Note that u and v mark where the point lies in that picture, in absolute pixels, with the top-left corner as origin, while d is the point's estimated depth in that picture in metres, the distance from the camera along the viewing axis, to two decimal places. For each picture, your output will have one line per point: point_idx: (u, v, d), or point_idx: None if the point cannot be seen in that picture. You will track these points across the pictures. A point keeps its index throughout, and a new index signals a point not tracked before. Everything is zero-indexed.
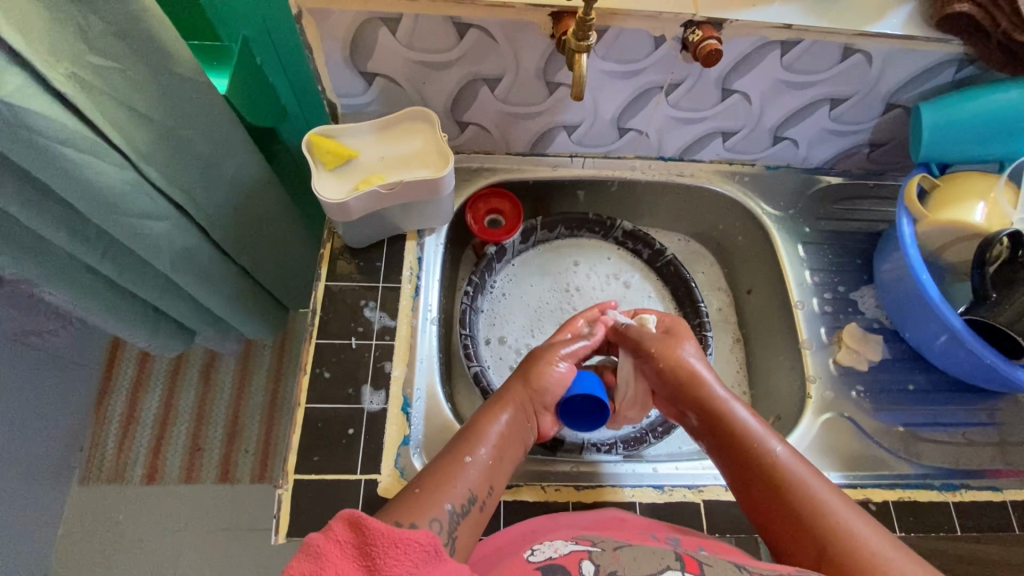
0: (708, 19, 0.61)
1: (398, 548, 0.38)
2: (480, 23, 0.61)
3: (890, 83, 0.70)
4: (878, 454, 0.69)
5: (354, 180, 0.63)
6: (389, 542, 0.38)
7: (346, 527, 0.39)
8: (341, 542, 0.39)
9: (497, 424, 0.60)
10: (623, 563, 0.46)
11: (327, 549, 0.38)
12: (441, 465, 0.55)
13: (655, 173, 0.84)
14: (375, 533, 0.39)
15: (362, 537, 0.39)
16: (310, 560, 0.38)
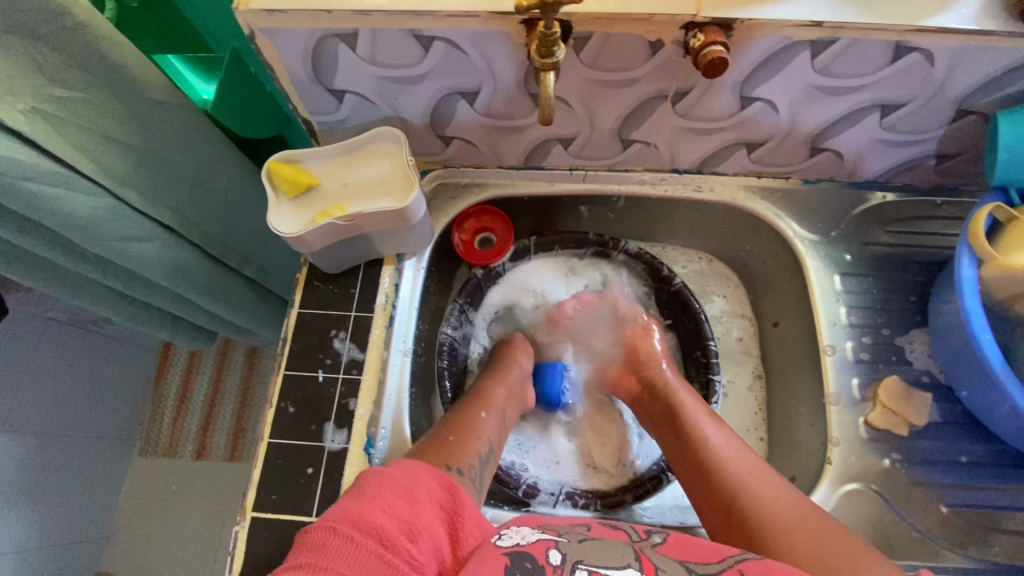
0: (713, 19, 0.50)
1: (475, 529, 0.50)
2: (444, 35, 0.54)
3: (961, 85, 0.56)
4: (911, 537, 0.57)
5: (314, 211, 0.59)
6: (473, 520, 0.50)
7: (443, 486, 0.50)
8: (432, 494, 0.49)
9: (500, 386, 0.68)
10: (588, 552, 0.46)
11: (422, 496, 0.48)
12: (459, 415, 0.63)
13: (668, 188, 0.74)
14: (463, 506, 0.50)
15: (451, 501, 0.50)
16: (407, 500, 0.47)
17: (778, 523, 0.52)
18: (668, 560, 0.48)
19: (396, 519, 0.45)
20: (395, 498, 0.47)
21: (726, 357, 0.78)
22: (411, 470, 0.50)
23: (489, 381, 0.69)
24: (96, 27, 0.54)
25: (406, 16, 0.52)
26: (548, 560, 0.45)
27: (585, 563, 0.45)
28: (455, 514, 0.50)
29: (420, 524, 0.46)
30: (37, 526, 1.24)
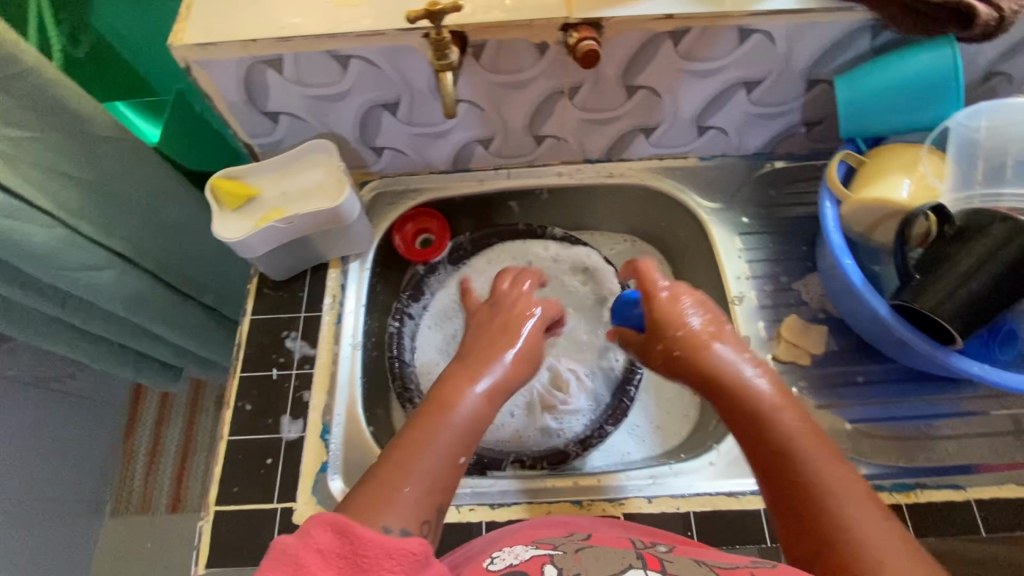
0: (584, 20, 0.60)
1: (391, 561, 0.37)
2: (359, 53, 0.62)
3: (803, 58, 0.66)
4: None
5: (256, 218, 0.65)
6: (382, 552, 0.37)
7: (330, 531, 0.38)
8: (321, 549, 0.37)
9: (473, 388, 0.56)
10: (585, 564, 0.43)
11: (307, 560, 0.37)
12: (395, 452, 0.50)
13: (583, 177, 0.82)
14: (364, 543, 0.37)
15: (348, 544, 0.38)
16: (290, 571, 0.36)
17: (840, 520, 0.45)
18: (680, 559, 0.46)
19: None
20: (273, 564, 0.37)
21: None
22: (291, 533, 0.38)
23: (434, 419, 0.53)
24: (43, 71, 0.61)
25: (323, 38, 0.60)
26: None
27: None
28: (354, 558, 0.37)
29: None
30: None
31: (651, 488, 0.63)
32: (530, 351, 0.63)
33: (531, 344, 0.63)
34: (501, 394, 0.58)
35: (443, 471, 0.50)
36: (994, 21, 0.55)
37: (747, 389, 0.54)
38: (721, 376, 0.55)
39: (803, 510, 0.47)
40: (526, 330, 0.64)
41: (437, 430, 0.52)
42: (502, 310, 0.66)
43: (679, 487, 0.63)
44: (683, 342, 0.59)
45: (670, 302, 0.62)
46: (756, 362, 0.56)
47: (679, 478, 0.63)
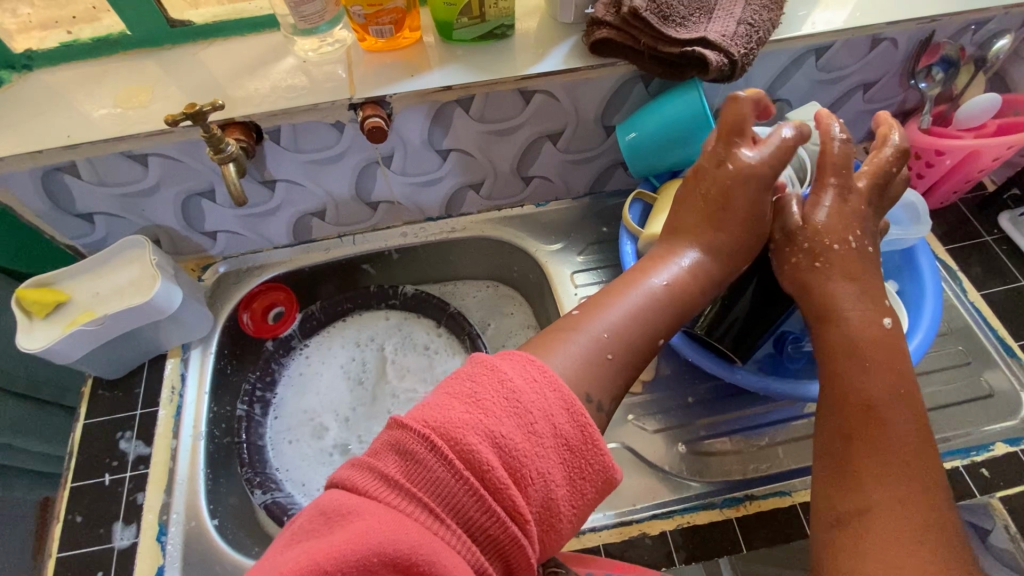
0: (368, 99, 0.63)
1: (577, 421, 0.40)
2: (155, 150, 0.63)
3: (590, 109, 0.71)
4: (661, 479, 0.65)
5: (65, 323, 0.64)
6: (598, 464, 0.41)
7: (564, 409, 0.40)
8: (557, 425, 0.40)
9: (659, 282, 0.54)
10: None
11: (539, 415, 0.40)
12: (604, 299, 0.53)
13: (428, 234, 0.85)
14: (560, 420, 0.40)
15: (579, 440, 0.40)
16: (520, 420, 0.39)
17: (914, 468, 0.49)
18: None
19: (511, 456, 0.38)
20: (487, 388, 0.40)
21: None
22: (521, 377, 0.41)
23: (634, 282, 0.55)
24: None
25: (111, 142, 0.61)
26: None
27: None
28: (584, 450, 0.40)
29: (529, 462, 0.38)
30: None
31: None
32: (729, 245, 0.57)
33: (675, 243, 0.58)
34: (690, 286, 0.55)
35: (622, 358, 0.49)
36: (726, 65, 0.60)
37: (858, 336, 0.55)
38: (828, 308, 0.57)
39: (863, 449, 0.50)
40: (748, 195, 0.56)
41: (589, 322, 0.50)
42: (676, 219, 0.60)
43: None
44: (824, 251, 0.58)
45: (815, 206, 0.59)
46: (885, 312, 0.57)
47: None
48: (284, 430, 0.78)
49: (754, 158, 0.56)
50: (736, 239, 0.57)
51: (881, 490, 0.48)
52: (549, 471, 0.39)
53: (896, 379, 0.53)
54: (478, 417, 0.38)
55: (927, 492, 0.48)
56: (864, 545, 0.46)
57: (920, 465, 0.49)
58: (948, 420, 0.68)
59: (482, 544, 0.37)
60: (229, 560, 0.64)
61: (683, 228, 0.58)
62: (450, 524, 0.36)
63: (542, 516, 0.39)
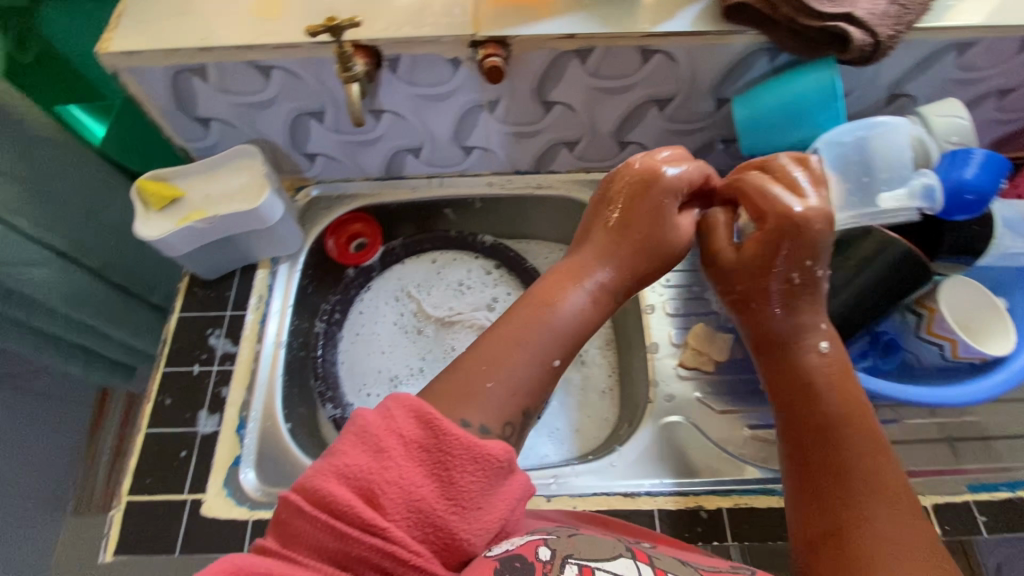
0: (490, 38, 0.63)
1: (390, 424, 0.42)
2: (279, 63, 0.65)
3: (707, 77, 0.69)
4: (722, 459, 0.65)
5: (177, 218, 0.67)
6: (468, 454, 0.41)
7: (414, 419, 0.42)
8: (406, 435, 0.41)
9: (573, 302, 0.55)
10: (579, 547, 0.43)
11: (389, 441, 0.41)
12: (520, 313, 0.53)
13: (514, 188, 0.85)
14: (421, 438, 0.41)
15: (433, 437, 0.42)
16: (372, 451, 0.40)
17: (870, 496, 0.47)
18: (665, 557, 0.46)
19: (352, 483, 0.39)
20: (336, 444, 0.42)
21: None
22: (371, 412, 0.43)
23: (533, 313, 0.53)
24: None
25: (241, 50, 0.63)
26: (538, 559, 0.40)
27: (575, 557, 0.42)
28: (435, 446, 0.41)
29: (382, 479, 0.40)
30: None
31: (551, 488, 0.64)
32: (632, 258, 0.57)
33: (581, 261, 0.58)
34: (602, 299, 0.57)
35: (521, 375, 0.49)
36: (870, 46, 0.59)
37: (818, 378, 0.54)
38: (784, 339, 0.56)
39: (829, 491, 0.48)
40: (672, 228, 0.58)
41: (513, 352, 0.50)
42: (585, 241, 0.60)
43: (580, 485, 0.65)
44: (756, 292, 0.57)
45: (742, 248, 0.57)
46: (825, 335, 0.56)
47: (580, 476, 0.65)
48: (355, 365, 0.80)
49: (670, 173, 0.58)
50: (639, 255, 0.58)
51: (852, 501, 0.47)
52: (417, 483, 0.40)
53: (855, 407, 0.52)
54: (328, 461, 0.41)
55: (891, 486, 0.47)
56: (855, 554, 0.44)
57: (878, 465, 0.48)
58: (1021, 452, 0.66)
59: (356, 567, 0.38)
60: (297, 462, 0.68)
61: (604, 238, 0.59)
62: (312, 565, 0.38)
63: (416, 518, 0.40)
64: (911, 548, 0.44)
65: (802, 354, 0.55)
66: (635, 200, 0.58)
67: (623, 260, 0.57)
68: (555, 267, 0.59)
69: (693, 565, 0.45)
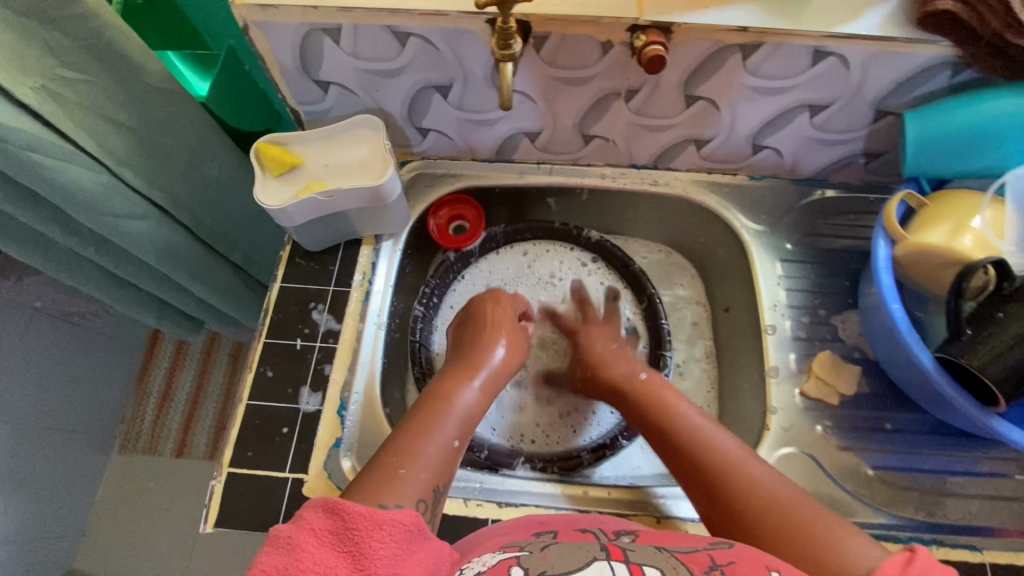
0: (653, 23, 0.57)
1: (381, 526, 0.44)
2: (419, 31, 0.60)
3: (876, 87, 0.63)
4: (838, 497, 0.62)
5: (296, 188, 0.64)
6: (374, 524, 0.44)
7: (321, 510, 0.45)
8: (315, 528, 0.44)
9: (465, 397, 0.62)
10: (551, 562, 0.45)
11: (301, 539, 0.43)
12: (419, 420, 0.58)
13: (627, 182, 0.80)
14: (354, 516, 0.44)
15: (340, 521, 0.44)
16: (285, 552, 0.42)
17: (790, 512, 0.50)
18: (642, 548, 0.49)
19: (272, 575, 0.41)
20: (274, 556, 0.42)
21: (682, 342, 0.84)
22: (290, 524, 0.44)
23: (435, 413, 0.59)
24: (102, 15, 0.59)
25: (384, 13, 0.59)
26: None
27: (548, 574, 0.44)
28: (344, 533, 0.43)
29: (304, 565, 0.41)
30: (32, 513, 1.23)
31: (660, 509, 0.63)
32: (507, 364, 0.68)
33: (463, 373, 0.65)
34: (500, 380, 0.67)
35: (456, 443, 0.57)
36: None
37: (675, 423, 0.62)
38: (659, 415, 0.63)
39: (731, 523, 0.53)
40: (498, 350, 0.68)
41: (420, 443, 0.55)
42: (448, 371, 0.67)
43: (690, 511, 0.63)
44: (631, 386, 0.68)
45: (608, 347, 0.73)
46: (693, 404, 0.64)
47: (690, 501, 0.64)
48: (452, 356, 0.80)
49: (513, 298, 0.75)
50: (465, 360, 0.67)
51: (765, 514, 0.51)
52: (336, 562, 0.42)
53: (708, 443, 0.58)
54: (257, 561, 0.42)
55: (796, 501, 0.51)
56: (787, 552, 0.49)
57: (774, 478, 0.54)
58: None
59: None
60: None
61: (479, 347, 0.68)
62: None
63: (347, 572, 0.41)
64: (860, 538, 0.47)
65: (687, 412, 0.62)
66: (481, 313, 0.72)
67: (515, 353, 0.71)
68: (430, 388, 0.63)
69: (671, 548, 0.47)
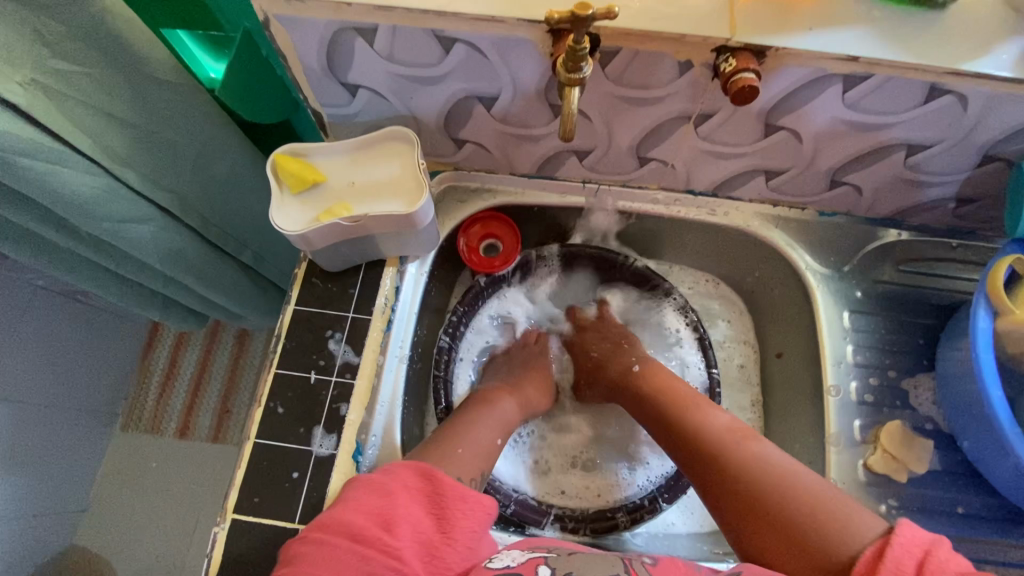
0: (746, 45, 0.48)
1: (465, 503, 0.50)
2: (467, 38, 0.52)
3: (992, 130, 0.54)
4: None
5: (318, 208, 0.58)
6: (457, 496, 0.50)
7: (419, 475, 0.51)
8: (408, 483, 0.50)
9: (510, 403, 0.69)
10: (578, 564, 0.48)
11: (397, 491, 0.49)
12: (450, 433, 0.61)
13: (682, 210, 0.72)
14: (444, 486, 0.51)
15: (431, 486, 0.51)
16: (382, 497, 0.49)
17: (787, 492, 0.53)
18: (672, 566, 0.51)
19: (373, 514, 0.47)
20: (371, 497, 0.48)
21: (726, 385, 0.78)
22: (384, 474, 0.51)
23: (476, 410, 0.65)
24: None
25: (428, 16, 0.50)
26: None
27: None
28: (441, 501, 0.50)
29: (399, 514, 0.48)
30: None
31: None
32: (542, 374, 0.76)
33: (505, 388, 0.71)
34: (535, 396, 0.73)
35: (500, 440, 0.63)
36: None
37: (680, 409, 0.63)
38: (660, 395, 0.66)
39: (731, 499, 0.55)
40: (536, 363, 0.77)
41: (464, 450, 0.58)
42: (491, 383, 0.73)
43: None
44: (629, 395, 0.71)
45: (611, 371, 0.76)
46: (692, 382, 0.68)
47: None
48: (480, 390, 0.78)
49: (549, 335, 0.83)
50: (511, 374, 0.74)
51: (772, 499, 0.53)
52: (425, 520, 0.49)
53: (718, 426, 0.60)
54: (356, 505, 0.48)
55: (802, 477, 0.53)
56: (793, 539, 0.50)
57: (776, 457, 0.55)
58: None
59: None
60: None
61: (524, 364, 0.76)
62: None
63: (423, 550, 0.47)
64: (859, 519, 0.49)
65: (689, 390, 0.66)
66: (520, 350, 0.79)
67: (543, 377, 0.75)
68: (478, 394, 0.69)
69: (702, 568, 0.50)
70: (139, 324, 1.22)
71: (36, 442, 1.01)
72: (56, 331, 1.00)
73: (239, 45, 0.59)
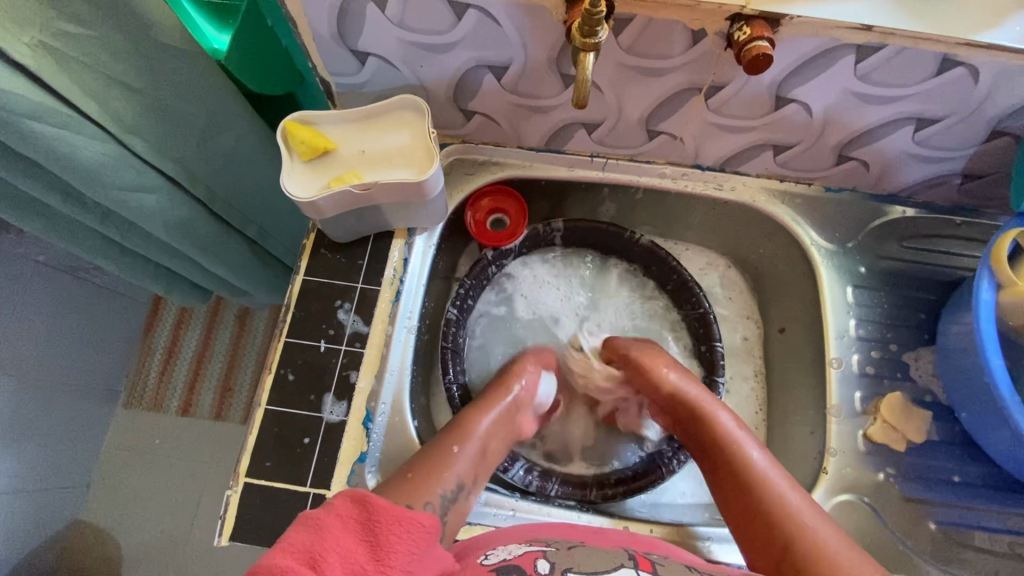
0: (760, 13, 0.48)
1: (401, 525, 0.45)
2: (480, 4, 0.51)
3: (1002, 104, 0.55)
4: (884, 546, 0.60)
5: (329, 177, 0.58)
6: (392, 518, 0.44)
7: (350, 503, 0.45)
8: (340, 514, 0.44)
9: (483, 425, 0.63)
10: (577, 560, 0.47)
11: (327, 522, 0.43)
12: (425, 453, 0.58)
13: (689, 184, 0.72)
14: (377, 510, 0.44)
15: (364, 513, 0.44)
16: (309, 530, 0.42)
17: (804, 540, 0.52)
18: (671, 564, 0.50)
19: (301, 552, 0.40)
20: (298, 539, 0.41)
21: (730, 360, 0.79)
22: (317, 508, 0.44)
23: (453, 433, 0.61)
24: None
25: None
26: (535, 569, 0.45)
27: (574, 570, 0.46)
28: (374, 527, 0.44)
29: (326, 548, 0.41)
30: None
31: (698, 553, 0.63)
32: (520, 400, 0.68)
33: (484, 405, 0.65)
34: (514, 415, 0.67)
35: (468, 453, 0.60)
36: None
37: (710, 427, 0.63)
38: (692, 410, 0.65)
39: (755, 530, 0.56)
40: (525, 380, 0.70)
41: (440, 460, 0.57)
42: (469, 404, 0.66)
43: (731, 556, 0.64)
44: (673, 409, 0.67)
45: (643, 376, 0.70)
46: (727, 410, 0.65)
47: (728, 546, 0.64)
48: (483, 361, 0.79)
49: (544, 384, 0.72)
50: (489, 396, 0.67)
51: (801, 545, 0.52)
52: (355, 551, 0.42)
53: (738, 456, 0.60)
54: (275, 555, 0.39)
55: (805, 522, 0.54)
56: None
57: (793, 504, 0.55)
58: None
59: None
60: None
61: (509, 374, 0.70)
62: None
63: None
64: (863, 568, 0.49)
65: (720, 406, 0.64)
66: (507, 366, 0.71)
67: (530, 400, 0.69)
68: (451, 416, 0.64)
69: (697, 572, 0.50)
70: (141, 300, 1.22)
71: (39, 416, 1.02)
72: (59, 305, 1.00)
73: (241, 16, 0.56)
